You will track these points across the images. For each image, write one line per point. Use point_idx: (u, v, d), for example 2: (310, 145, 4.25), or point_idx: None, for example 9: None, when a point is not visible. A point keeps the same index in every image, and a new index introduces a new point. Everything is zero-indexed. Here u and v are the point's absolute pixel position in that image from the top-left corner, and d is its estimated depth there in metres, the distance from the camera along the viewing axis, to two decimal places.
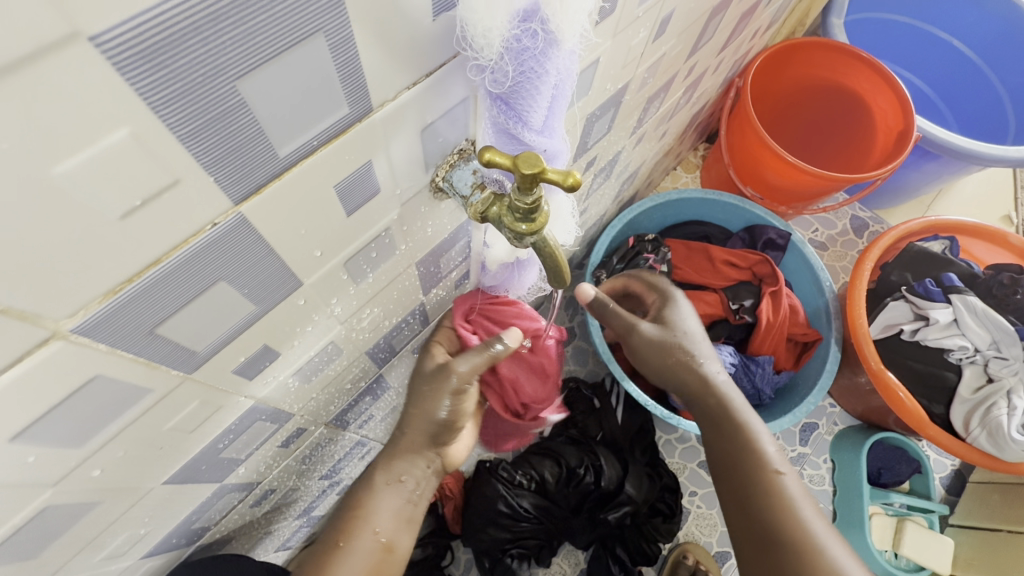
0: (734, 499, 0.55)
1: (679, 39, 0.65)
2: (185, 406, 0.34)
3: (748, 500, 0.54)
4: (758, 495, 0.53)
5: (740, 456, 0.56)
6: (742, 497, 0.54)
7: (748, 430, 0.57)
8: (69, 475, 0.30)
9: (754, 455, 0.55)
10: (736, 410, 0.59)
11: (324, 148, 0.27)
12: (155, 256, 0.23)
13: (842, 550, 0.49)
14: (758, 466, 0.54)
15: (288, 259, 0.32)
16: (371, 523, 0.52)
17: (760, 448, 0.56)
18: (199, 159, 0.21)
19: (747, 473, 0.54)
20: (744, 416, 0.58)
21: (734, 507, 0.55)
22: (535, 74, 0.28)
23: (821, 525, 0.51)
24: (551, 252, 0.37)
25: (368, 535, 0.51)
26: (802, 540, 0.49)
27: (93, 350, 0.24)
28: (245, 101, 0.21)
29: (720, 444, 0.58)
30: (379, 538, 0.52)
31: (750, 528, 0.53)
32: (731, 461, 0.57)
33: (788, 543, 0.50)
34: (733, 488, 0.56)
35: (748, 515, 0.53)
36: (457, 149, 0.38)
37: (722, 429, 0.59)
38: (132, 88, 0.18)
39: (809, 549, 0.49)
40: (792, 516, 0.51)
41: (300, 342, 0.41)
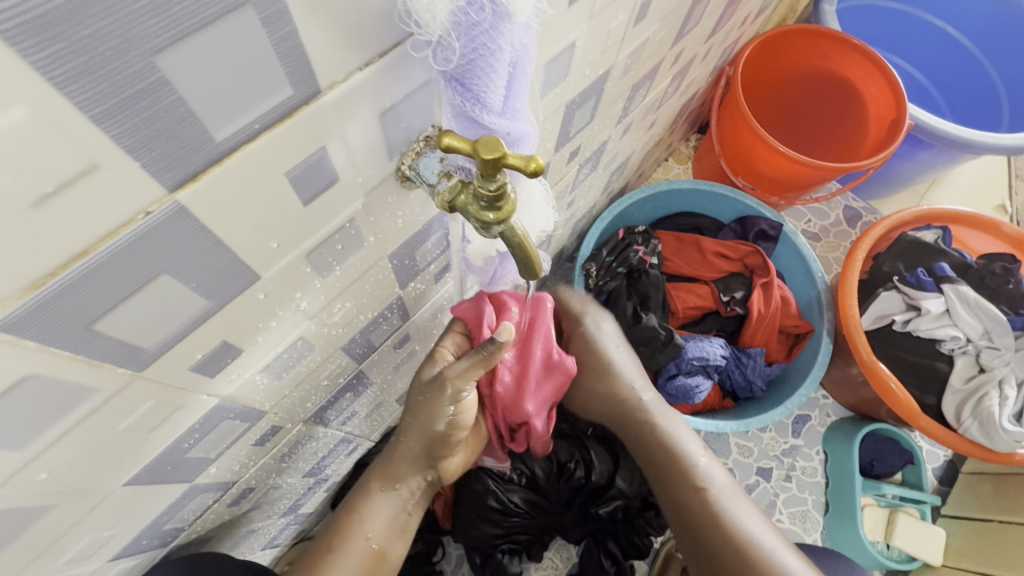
0: (675, 509, 0.64)
1: (662, 23, 0.63)
2: (141, 405, 0.33)
3: (686, 508, 0.62)
4: (692, 500, 0.62)
5: (675, 470, 0.64)
6: (681, 506, 0.63)
7: (678, 445, 0.65)
8: (14, 478, 0.29)
9: (684, 465, 0.64)
10: (659, 422, 0.68)
11: (269, 132, 0.25)
12: (81, 247, 0.22)
13: (767, 540, 0.59)
14: (689, 477, 0.63)
15: (242, 251, 0.30)
16: (362, 530, 0.54)
17: (689, 460, 0.64)
18: (119, 141, 0.20)
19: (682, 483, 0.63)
20: (672, 433, 0.67)
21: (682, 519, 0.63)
22: (488, 51, 0.26)
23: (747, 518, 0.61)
24: (520, 242, 0.36)
25: (359, 541, 0.53)
26: (736, 537, 0.59)
27: (22, 347, 0.23)
28: (168, 79, 0.20)
29: (657, 458, 0.66)
30: (370, 544, 0.54)
31: (694, 532, 0.61)
32: (667, 475, 0.65)
33: (726, 542, 0.59)
34: (672, 498, 0.64)
35: (687, 521, 0.62)
36: (423, 136, 0.36)
37: (653, 441, 0.67)
38: (25, 61, 0.16)
39: (742, 546, 0.58)
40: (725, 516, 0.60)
41: (266, 338, 0.40)
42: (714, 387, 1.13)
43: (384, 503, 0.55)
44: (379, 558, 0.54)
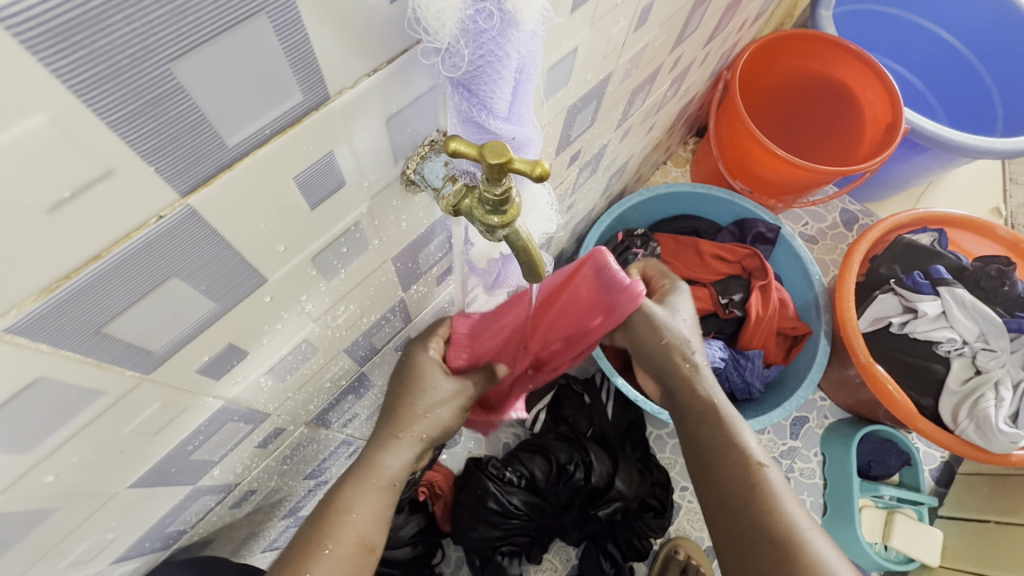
0: (715, 496, 0.55)
1: (662, 29, 0.64)
2: (147, 407, 0.33)
3: (729, 494, 0.54)
4: (738, 485, 0.53)
5: (722, 450, 0.56)
6: (724, 491, 0.54)
7: (731, 424, 0.57)
8: (21, 480, 0.29)
9: (736, 448, 0.55)
10: (719, 402, 0.59)
11: (278, 138, 0.26)
12: (94, 251, 0.22)
13: (827, 545, 0.49)
14: (742, 458, 0.54)
15: (250, 255, 0.31)
16: (340, 504, 0.51)
17: (743, 441, 0.56)
18: (134, 146, 0.20)
19: (730, 467, 0.54)
20: (728, 410, 0.58)
21: (720, 507, 0.54)
22: (495, 58, 0.27)
23: (804, 519, 0.51)
24: (524, 245, 0.36)
25: (340, 518, 0.50)
26: (787, 534, 0.49)
27: (34, 350, 0.23)
28: (183, 86, 0.20)
29: (704, 438, 0.58)
30: (354, 518, 0.50)
31: (734, 523, 0.52)
32: (712, 456, 0.56)
33: (772, 538, 0.50)
34: (715, 483, 0.55)
35: (731, 510, 0.53)
36: (428, 141, 0.36)
37: (704, 419, 0.58)
38: (47, 70, 0.16)
39: (794, 543, 0.49)
40: (777, 509, 0.51)
41: (270, 341, 0.40)
42: (712, 389, 1.13)
43: (366, 482, 0.52)
44: (367, 533, 0.50)
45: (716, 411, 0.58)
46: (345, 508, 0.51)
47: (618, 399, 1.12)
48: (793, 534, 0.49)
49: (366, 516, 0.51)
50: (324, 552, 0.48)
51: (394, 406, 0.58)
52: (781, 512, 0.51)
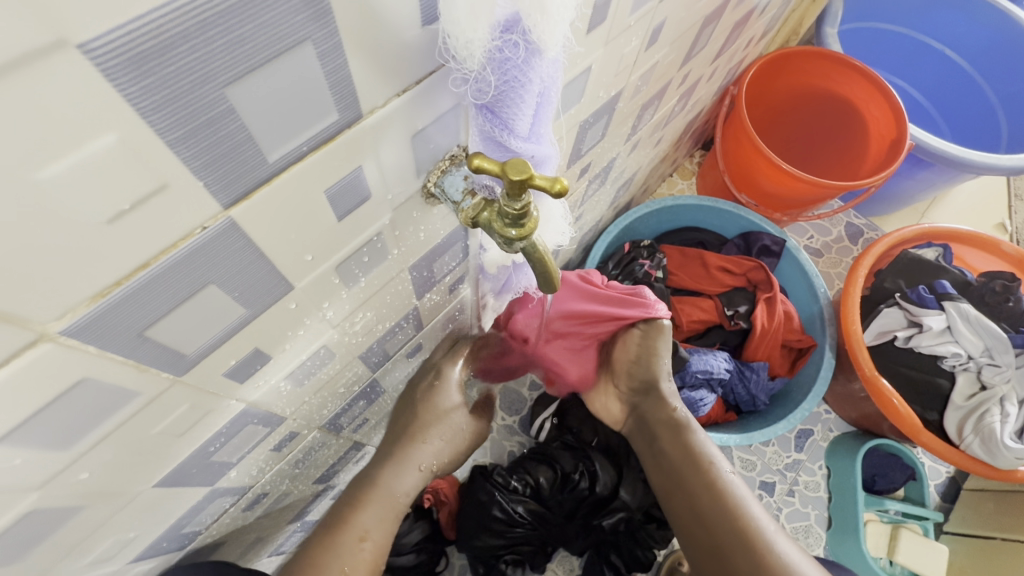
0: (689, 510, 0.61)
1: (672, 47, 0.66)
2: (175, 409, 0.35)
3: (699, 508, 0.60)
4: (710, 494, 0.59)
5: (693, 463, 0.62)
6: (699, 503, 0.60)
7: (697, 439, 0.64)
8: (57, 478, 0.31)
9: (702, 462, 0.62)
10: (684, 422, 0.65)
11: (314, 153, 0.27)
12: (143, 259, 0.24)
13: (788, 544, 0.56)
14: (710, 470, 0.61)
15: (279, 264, 0.32)
16: (357, 529, 0.50)
17: (709, 453, 0.62)
18: (187, 163, 0.22)
19: (699, 480, 0.61)
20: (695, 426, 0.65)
21: (698, 521, 0.60)
22: (520, 82, 0.28)
23: (767, 521, 0.57)
24: (540, 258, 0.38)
25: (355, 544, 0.49)
26: (752, 537, 0.56)
27: (83, 352, 0.25)
28: (234, 108, 0.22)
29: (675, 458, 0.64)
30: (368, 546, 0.50)
31: (707, 533, 0.58)
32: (684, 474, 0.62)
33: (739, 544, 0.56)
34: (686, 495, 0.62)
35: (704, 522, 0.59)
36: (448, 155, 0.38)
37: (677, 435, 0.65)
38: (121, 95, 0.18)
39: (760, 543, 0.55)
40: (740, 514, 0.57)
41: (292, 346, 0.41)
42: (717, 401, 1.13)
43: (380, 506, 0.52)
44: (378, 557, 0.51)
45: (682, 429, 0.64)
46: (361, 533, 0.50)
47: None
48: (760, 536, 0.55)
49: (379, 543, 0.51)
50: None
51: (405, 432, 0.59)
52: (745, 516, 0.57)
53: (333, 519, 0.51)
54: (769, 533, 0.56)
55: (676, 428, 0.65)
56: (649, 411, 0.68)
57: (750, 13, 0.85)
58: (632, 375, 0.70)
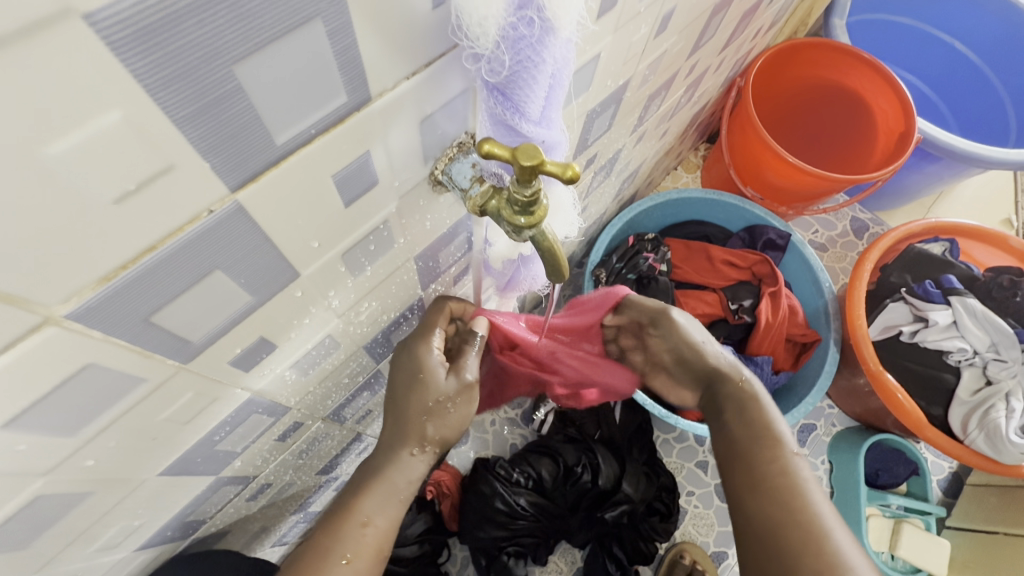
0: (743, 479, 0.54)
1: (680, 36, 0.65)
2: (180, 396, 0.34)
3: (759, 481, 0.52)
4: (768, 466, 0.53)
5: (756, 432, 0.56)
6: (755, 473, 0.53)
7: (766, 411, 0.57)
8: (63, 464, 0.30)
9: (771, 436, 0.55)
10: (756, 396, 0.59)
11: (322, 137, 0.27)
12: (150, 242, 0.23)
13: (849, 541, 0.47)
14: (777, 443, 0.54)
15: (286, 251, 0.32)
16: (358, 515, 0.49)
17: (779, 429, 0.56)
18: (194, 144, 0.21)
19: (762, 450, 0.54)
20: (763, 399, 0.59)
21: (749, 492, 0.53)
22: (532, 64, 0.28)
23: (829, 512, 0.49)
24: (549, 247, 0.37)
25: (359, 529, 0.48)
26: (811, 522, 0.48)
27: (88, 337, 0.24)
28: (241, 86, 0.21)
29: (737, 425, 0.57)
30: (372, 531, 0.49)
31: (760, 506, 0.51)
32: (746, 444, 0.56)
33: (794, 526, 0.48)
34: (740, 465, 0.55)
35: (759, 495, 0.52)
36: (456, 142, 0.38)
37: (741, 405, 0.58)
38: (127, 69, 0.17)
39: (815, 528, 0.47)
40: (803, 496, 0.50)
41: (297, 335, 0.41)
42: None
43: (382, 491, 0.50)
44: (384, 541, 0.49)
45: (752, 401, 0.58)
46: (364, 518, 0.49)
47: (627, 403, 1.12)
48: (817, 519, 0.48)
49: (385, 527, 0.49)
50: (343, 563, 0.46)
51: (399, 415, 0.54)
52: (807, 502, 0.50)
53: (335, 508, 0.50)
54: (830, 523, 0.48)
55: (745, 400, 0.59)
56: (711, 386, 0.62)
57: (758, 3, 0.84)
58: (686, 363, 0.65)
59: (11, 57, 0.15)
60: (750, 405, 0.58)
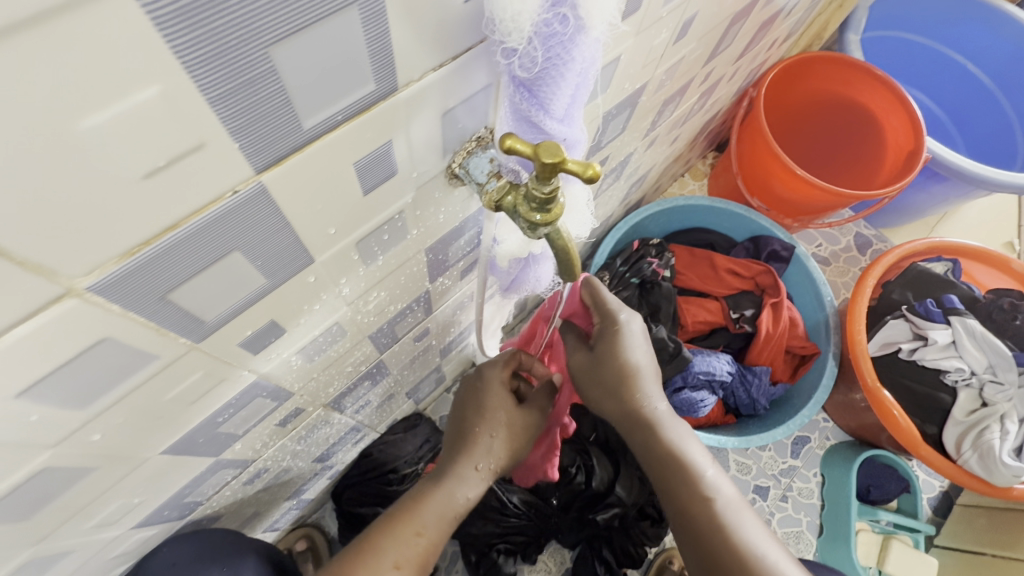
0: (677, 527, 0.56)
1: (698, 43, 0.65)
2: (188, 376, 0.34)
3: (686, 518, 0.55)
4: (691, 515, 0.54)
5: (674, 481, 0.56)
6: (683, 524, 0.55)
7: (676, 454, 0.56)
8: (70, 437, 0.30)
9: (685, 482, 0.55)
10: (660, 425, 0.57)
11: (347, 124, 0.27)
12: (173, 221, 0.23)
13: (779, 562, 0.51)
14: (693, 488, 0.55)
15: (303, 235, 0.32)
16: (414, 525, 0.53)
17: (694, 469, 0.56)
18: (226, 123, 0.21)
19: (684, 500, 0.55)
20: (673, 439, 0.57)
21: (685, 540, 0.55)
22: (561, 61, 0.28)
23: (759, 540, 0.52)
24: (564, 245, 0.37)
25: (411, 537, 0.52)
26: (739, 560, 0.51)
27: (106, 312, 0.24)
28: (275, 68, 0.21)
29: (654, 474, 0.58)
30: (423, 541, 0.53)
31: (698, 553, 0.54)
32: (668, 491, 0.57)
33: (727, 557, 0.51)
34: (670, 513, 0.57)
35: (693, 537, 0.54)
36: (475, 137, 0.38)
37: (655, 450, 0.57)
38: (167, 45, 0.18)
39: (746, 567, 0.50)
40: (730, 537, 0.52)
41: (306, 320, 0.41)
42: (717, 403, 1.14)
43: (437, 503, 0.55)
44: (430, 553, 0.53)
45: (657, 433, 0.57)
46: (418, 528, 0.53)
47: None
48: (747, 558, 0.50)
49: (433, 540, 0.54)
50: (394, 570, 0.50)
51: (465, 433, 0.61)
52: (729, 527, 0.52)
53: (392, 514, 0.54)
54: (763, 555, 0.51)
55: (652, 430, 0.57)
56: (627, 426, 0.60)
57: (775, 16, 0.85)
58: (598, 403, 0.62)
59: (57, 26, 0.15)
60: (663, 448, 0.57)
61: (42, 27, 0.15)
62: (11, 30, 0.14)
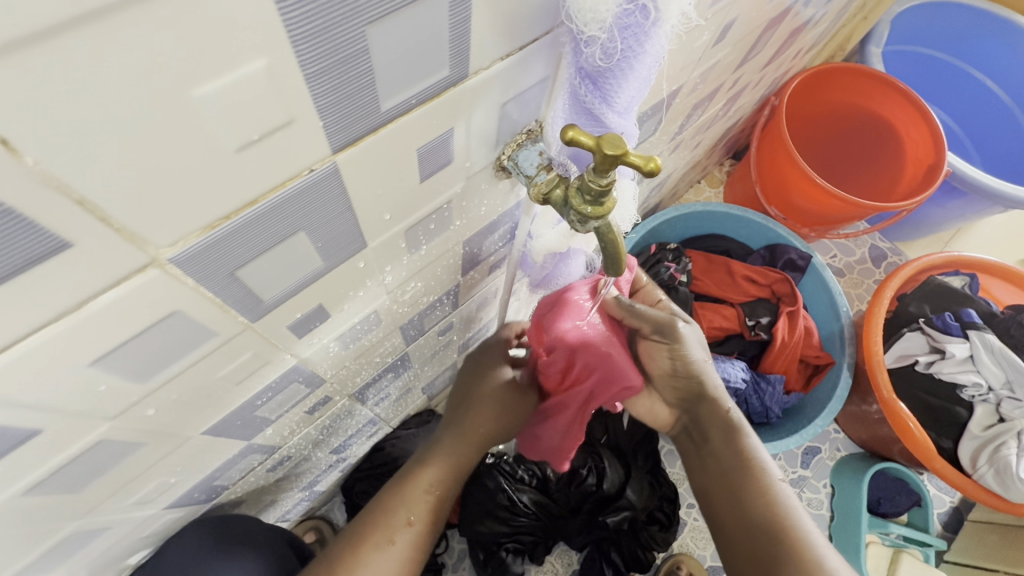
0: (730, 514, 0.55)
1: (733, 48, 0.65)
2: (239, 356, 0.34)
3: (745, 514, 0.54)
4: (754, 499, 0.54)
5: (741, 465, 0.56)
6: (741, 510, 0.54)
7: (744, 443, 0.57)
8: (128, 411, 0.31)
9: (752, 467, 0.56)
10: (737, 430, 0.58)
11: (418, 109, 0.27)
12: (253, 196, 0.23)
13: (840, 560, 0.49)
14: (758, 476, 0.55)
15: (361, 220, 0.32)
16: (422, 483, 0.52)
17: (762, 461, 0.57)
18: (316, 100, 0.22)
19: (748, 485, 0.55)
20: (744, 429, 0.59)
21: (738, 525, 0.54)
22: (632, 54, 0.28)
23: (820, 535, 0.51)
24: (612, 240, 0.37)
25: (422, 495, 0.51)
26: (797, 542, 0.50)
27: (181, 284, 0.25)
28: (367, 48, 0.21)
29: (720, 457, 0.58)
30: (433, 499, 0.52)
31: (752, 537, 0.52)
32: (731, 477, 0.57)
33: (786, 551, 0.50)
34: (728, 500, 0.56)
35: (746, 522, 0.54)
36: (526, 130, 0.38)
37: (727, 436, 0.58)
38: (280, 19, 0.18)
39: (802, 549, 0.49)
40: (792, 523, 0.51)
41: (349, 307, 0.41)
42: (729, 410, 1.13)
43: (443, 464, 0.54)
44: (439, 511, 0.52)
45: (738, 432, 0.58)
46: (426, 487, 0.52)
47: None
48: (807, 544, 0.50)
49: (443, 496, 0.53)
50: (406, 525, 0.50)
51: (463, 402, 0.60)
52: (794, 526, 0.51)
53: (399, 475, 0.54)
54: (823, 547, 0.50)
55: (730, 429, 0.59)
56: (699, 411, 0.60)
57: (802, 26, 0.86)
58: (675, 380, 0.61)
59: None
60: (733, 434, 0.58)
61: None
62: None
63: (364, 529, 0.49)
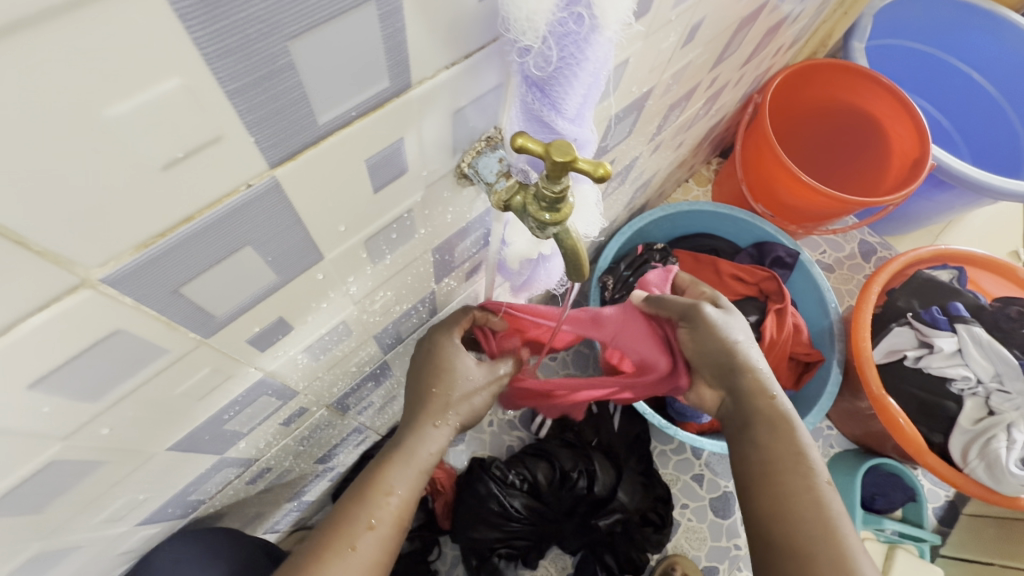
0: (766, 506, 0.48)
1: (705, 48, 0.65)
2: (197, 371, 0.34)
3: (788, 511, 0.47)
4: (799, 498, 0.47)
5: (787, 457, 0.50)
6: (779, 503, 0.47)
7: (794, 436, 0.51)
8: (80, 431, 0.30)
9: (802, 461, 0.49)
10: (781, 421, 0.52)
11: (361, 120, 0.27)
12: (188, 213, 0.23)
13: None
14: (806, 471, 0.48)
15: (315, 232, 0.32)
16: (382, 486, 0.47)
17: (812, 459, 0.49)
18: (243, 117, 0.21)
19: (793, 479, 0.48)
20: (796, 422, 0.52)
21: (772, 519, 0.47)
22: (575, 60, 0.28)
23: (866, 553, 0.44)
24: (572, 245, 0.37)
25: (382, 498, 0.47)
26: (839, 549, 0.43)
27: (119, 304, 0.25)
28: (294, 63, 0.21)
29: (764, 445, 0.51)
30: (394, 501, 0.47)
31: (791, 534, 0.46)
32: (775, 467, 0.50)
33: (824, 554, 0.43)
34: (765, 491, 0.49)
35: (786, 517, 0.47)
36: (485, 136, 0.38)
37: (774, 426, 0.52)
38: (191, 38, 0.18)
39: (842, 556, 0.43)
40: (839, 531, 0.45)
41: (314, 318, 0.41)
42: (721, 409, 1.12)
43: (402, 466, 0.49)
44: (407, 513, 0.48)
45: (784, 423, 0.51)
46: (388, 489, 0.47)
47: (626, 410, 1.13)
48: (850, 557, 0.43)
49: (407, 497, 0.48)
50: (368, 528, 0.45)
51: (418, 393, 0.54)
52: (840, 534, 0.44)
53: (359, 481, 0.49)
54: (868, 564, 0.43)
55: (776, 419, 0.52)
56: (740, 395, 0.55)
57: (780, 22, 0.86)
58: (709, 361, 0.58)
59: (80, 18, 0.15)
60: (781, 427, 0.52)
61: (68, 16, 0.15)
62: (37, 19, 0.15)
63: (318, 538, 0.45)
